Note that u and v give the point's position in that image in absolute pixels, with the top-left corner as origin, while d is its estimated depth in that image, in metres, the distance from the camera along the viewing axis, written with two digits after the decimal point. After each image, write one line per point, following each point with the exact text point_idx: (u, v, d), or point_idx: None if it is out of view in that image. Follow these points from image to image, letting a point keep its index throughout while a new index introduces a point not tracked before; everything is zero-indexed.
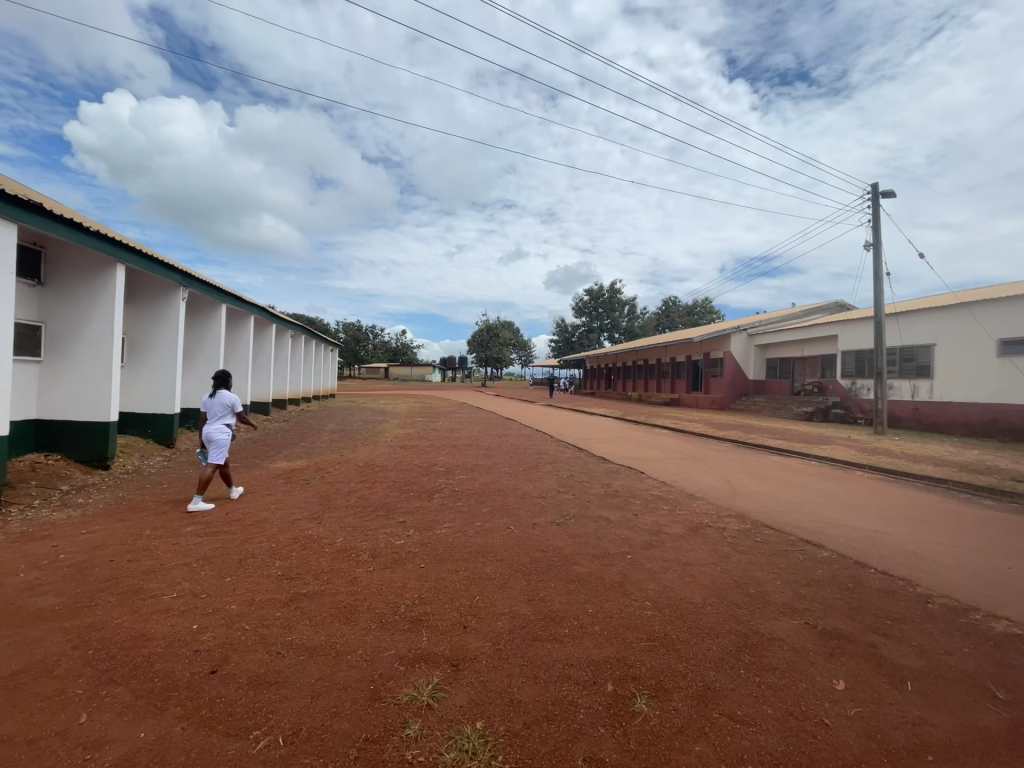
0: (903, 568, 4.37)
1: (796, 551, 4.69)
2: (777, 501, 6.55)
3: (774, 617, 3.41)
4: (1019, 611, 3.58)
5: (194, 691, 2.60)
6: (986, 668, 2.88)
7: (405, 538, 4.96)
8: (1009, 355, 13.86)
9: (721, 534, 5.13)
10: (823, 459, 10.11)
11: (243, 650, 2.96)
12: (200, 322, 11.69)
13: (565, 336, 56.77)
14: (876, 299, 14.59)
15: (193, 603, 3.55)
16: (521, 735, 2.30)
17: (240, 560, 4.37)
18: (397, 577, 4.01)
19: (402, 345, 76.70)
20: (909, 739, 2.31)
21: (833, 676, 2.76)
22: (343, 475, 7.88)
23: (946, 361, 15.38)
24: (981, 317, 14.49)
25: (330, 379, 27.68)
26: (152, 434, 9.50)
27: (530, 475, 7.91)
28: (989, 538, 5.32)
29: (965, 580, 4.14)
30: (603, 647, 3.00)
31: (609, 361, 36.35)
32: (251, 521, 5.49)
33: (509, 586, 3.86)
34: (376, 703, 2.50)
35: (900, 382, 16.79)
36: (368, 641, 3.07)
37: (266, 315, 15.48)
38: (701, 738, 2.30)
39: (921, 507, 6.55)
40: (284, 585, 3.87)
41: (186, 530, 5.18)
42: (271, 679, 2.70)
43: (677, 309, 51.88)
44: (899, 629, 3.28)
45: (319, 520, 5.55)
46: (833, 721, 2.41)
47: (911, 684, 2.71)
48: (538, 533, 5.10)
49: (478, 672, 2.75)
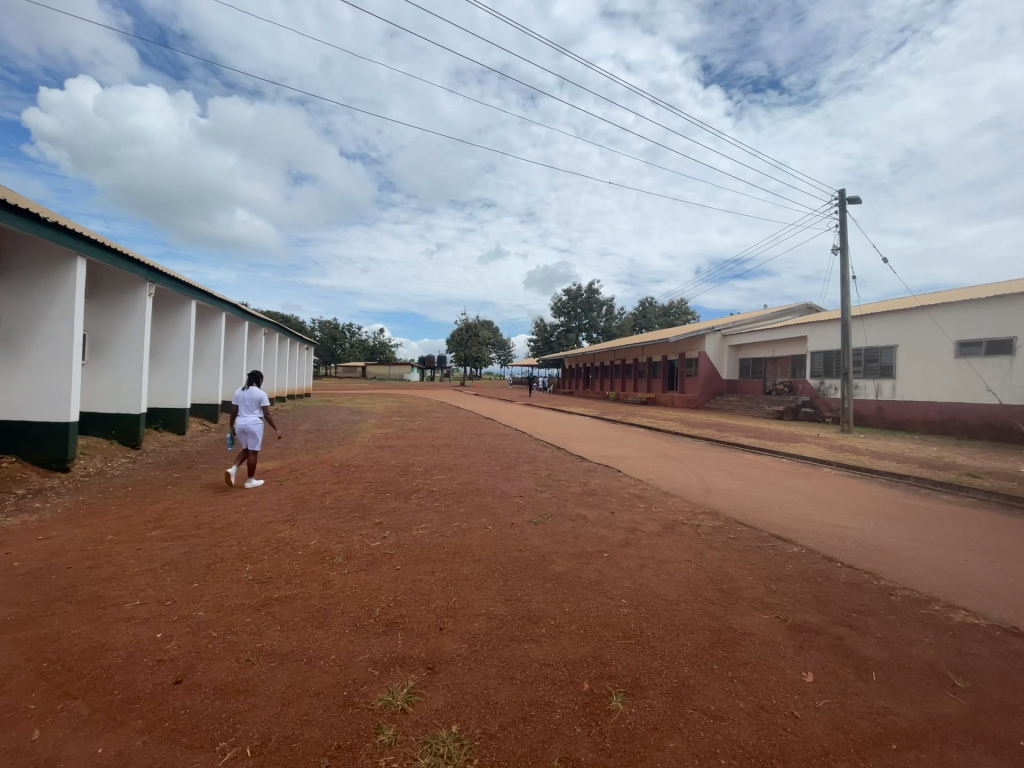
0: (869, 562, 4.51)
1: (768, 547, 4.80)
2: (750, 498, 6.70)
3: (747, 611, 3.49)
4: (974, 602, 3.75)
5: (157, 703, 2.49)
6: (946, 657, 2.99)
7: (381, 540, 4.88)
8: (965, 356, 14.51)
9: (696, 531, 5.22)
10: (793, 457, 10.36)
11: (210, 659, 2.86)
12: (167, 318, 11.27)
13: (544, 335, 56.97)
14: (843, 301, 15.07)
15: (158, 611, 3.41)
16: (497, 737, 2.28)
17: (208, 566, 4.21)
18: (373, 579, 3.95)
19: (380, 344, 75.71)
20: (874, 729, 2.38)
21: (802, 669, 2.83)
22: (319, 476, 7.73)
23: (908, 362, 16.02)
24: (940, 319, 15.16)
25: (305, 378, 27.12)
26: (116, 435, 9.13)
27: (508, 474, 7.89)
28: (947, 531, 5.57)
29: (925, 572, 4.29)
30: (580, 646, 3.00)
31: (587, 360, 36.65)
32: (220, 524, 5.31)
33: (486, 587, 3.83)
34: (349, 710, 2.44)
35: (865, 382, 17.42)
36: (343, 646, 3.00)
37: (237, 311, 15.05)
38: (675, 734, 2.32)
39: (885, 502, 6.80)
40: (255, 589, 3.76)
41: (152, 535, 4.98)
42: (239, 688, 2.61)
43: (654, 309, 52.63)
44: (865, 621, 3.38)
45: (292, 523, 5.41)
46: (803, 713, 2.46)
47: (876, 675, 2.80)
48: (515, 533, 5.07)
49: (454, 675, 2.72)
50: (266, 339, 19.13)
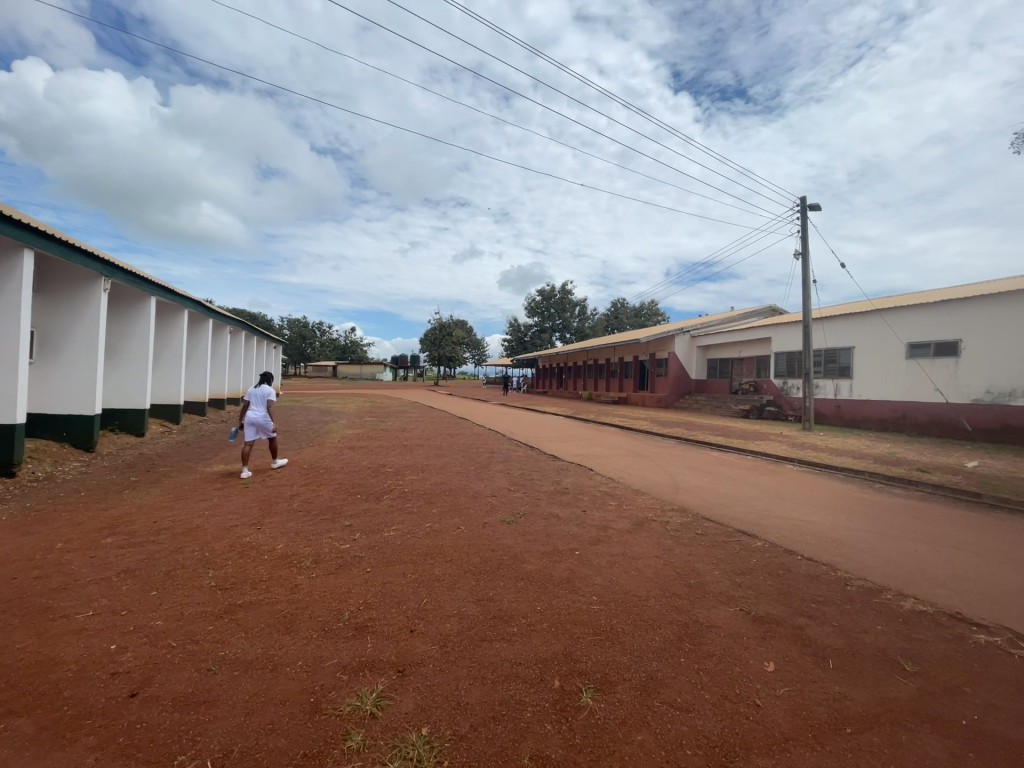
0: (827, 554, 4.71)
1: (733, 542, 4.95)
2: (716, 494, 6.90)
3: (712, 605, 3.58)
4: (922, 589, 3.97)
5: (111, 718, 2.37)
6: (897, 643, 3.15)
7: (351, 542, 4.79)
8: (916, 357, 15.30)
9: (665, 527, 5.34)
10: (757, 455, 10.70)
11: (168, 670, 2.74)
12: (125, 314, 10.77)
13: (518, 336, 57.11)
14: (805, 303, 15.65)
15: (112, 621, 3.25)
16: (467, 738, 2.27)
17: (168, 572, 4.05)
18: (342, 583, 3.86)
19: (351, 344, 74.28)
20: (831, 714, 2.48)
21: (764, 658, 2.93)
22: (286, 478, 7.53)
23: (864, 363, 16.79)
24: (893, 322, 15.96)
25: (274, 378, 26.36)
26: (68, 438, 8.66)
27: (480, 474, 7.87)
28: (898, 523, 5.87)
29: (881, 564, 4.48)
30: (551, 643, 3.03)
31: (560, 361, 36.93)
32: (181, 530, 5.09)
33: (458, 587, 3.82)
34: (316, 716, 2.39)
35: (825, 382, 18.17)
36: (309, 651, 2.93)
37: (202, 309, 14.52)
38: (643, 727, 2.36)
39: (841, 496, 7.11)
40: (218, 596, 3.63)
41: (106, 542, 4.74)
42: (199, 699, 2.51)
43: (626, 310, 53.46)
44: (822, 611, 3.53)
45: (258, 526, 5.25)
46: (764, 701, 2.55)
47: (832, 662, 2.92)
48: (487, 532, 5.06)
49: (424, 677, 2.69)
50: (231, 337, 18.53)
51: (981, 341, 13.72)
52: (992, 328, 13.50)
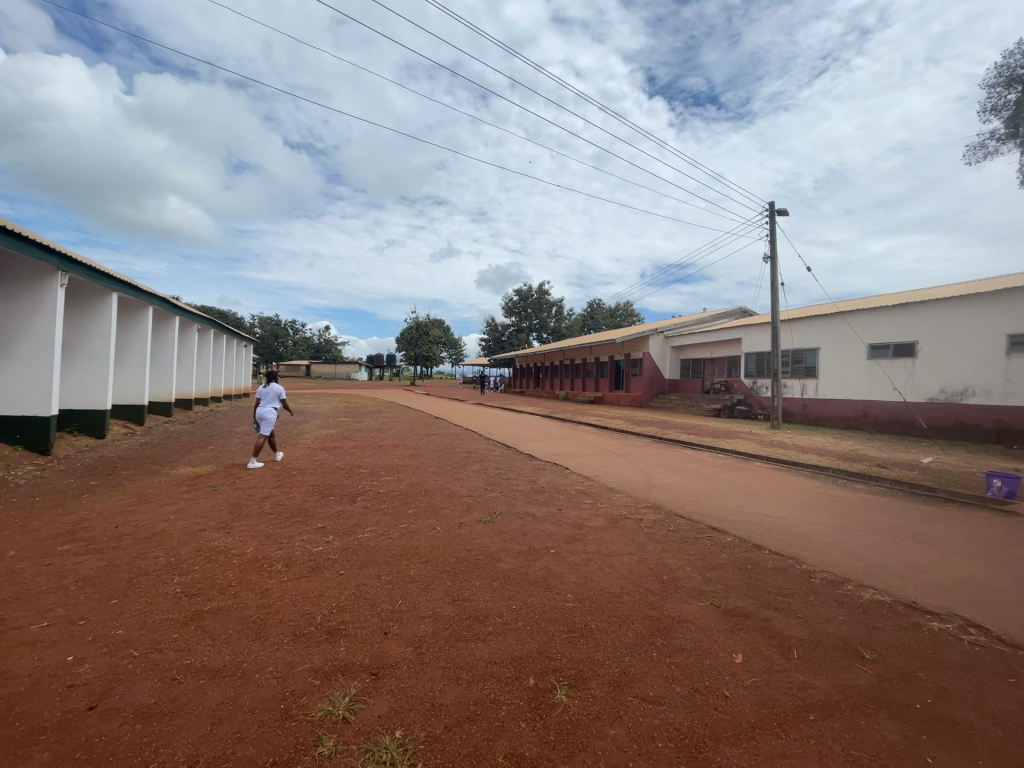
0: (792, 548, 4.87)
1: (704, 537, 5.07)
2: (688, 492, 7.05)
3: (684, 600, 3.66)
4: (880, 580, 4.13)
5: (67, 733, 2.27)
6: (857, 632, 3.28)
7: (324, 545, 4.70)
8: (877, 358, 15.94)
9: (638, 525, 5.43)
10: (727, 452, 10.98)
11: (130, 681, 2.63)
12: (84, 311, 10.31)
13: (496, 335, 57.09)
14: (773, 305, 16.12)
15: (69, 632, 3.10)
16: (441, 739, 2.26)
17: (130, 579, 3.89)
18: (314, 586, 3.79)
19: (324, 343, 72.86)
20: (795, 702, 2.57)
21: (733, 651, 3.01)
22: (257, 480, 7.34)
23: (829, 363, 17.41)
24: (855, 324, 16.58)
25: (244, 377, 25.64)
26: (22, 440, 8.25)
27: (457, 474, 7.84)
28: (860, 518, 6.10)
29: (842, 556, 4.66)
30: (526, 642, 3.04)
31: (537, 361, 37.11)
32: (146, 535, 4.91)
33: (434, 587, 3.79)
34: (286, 723, 2.34)
35: (792, 381, 18.78)
36: (281, 657, 2.86)
37: (167, 305, 14.01)
38: (616, 722, 2.40)
39: (807, 492, 7.36)
40: (183, 603, 3.50)
41: (63, 549, 4.52)
42: (162, 709, 2.43)
43: (602, 311, 54.00)
44: (788, 603, 3.64)
45: (227, 529, 5.10)
46: (732, 693, 2.62)
47: (796, 652, 3.03)
48: (463, 533, 5.03)
49: (399, 679, 2.67)
50: (199, 335, 17.97)
51: (935, 343, 14.40)
52: (947, 330, 14.16)
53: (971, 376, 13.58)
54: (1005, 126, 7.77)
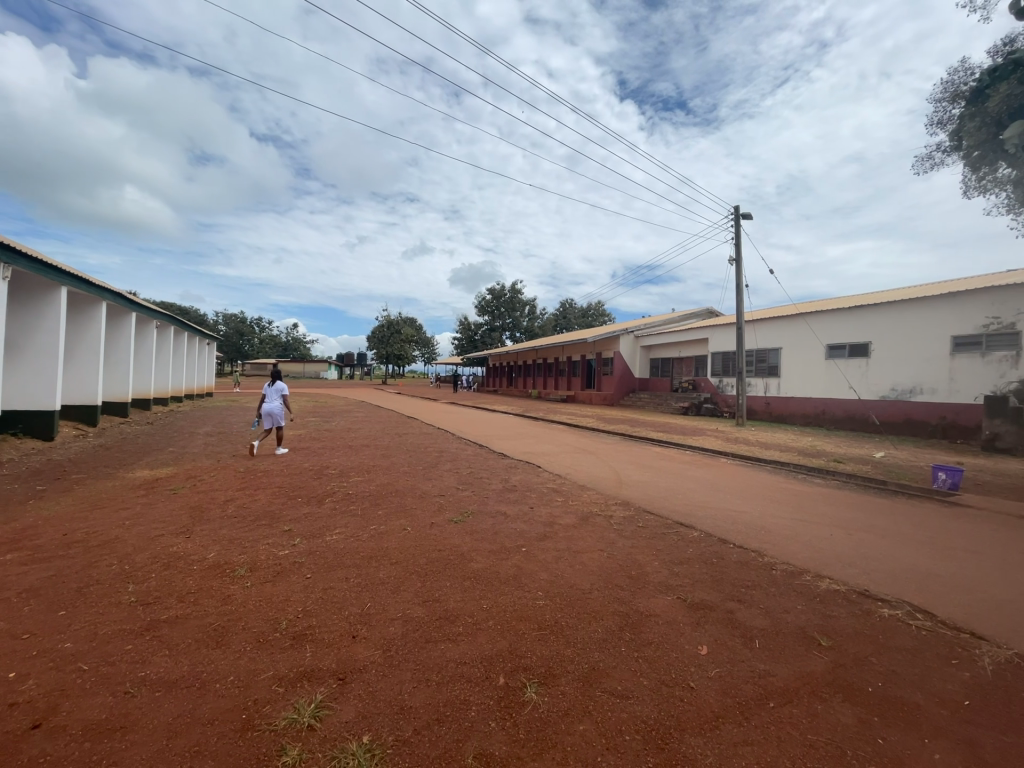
0: (753, 541, 5.04)
1: (671, 532, 5.20)
2: (657, 488, 7.20)
3: (652, 594, 3.73)
4: (834, 570, 4.33)
5: (7, 755, 2.12)
6: (815, 621, 3.42)
7: (289, 548, 4.57)
8: (835, 357, 16.62)
9: (608, 521, 5.52)
10: (694, 449, 11.27)
11: (79, 696, 2.49)
12: (30, 306, 9.72)
13: (468, 334, 56.78)
14: (738, 305, 16.60)
15: (11, 647, 2.91)
16: (410, 743, 2.23)
17: (80, 589, 3.69)
18: (280, 590, 3.69)
19: (292, 341, 70.98)
20: (756, 690, 2.66)
21: (698, 643, 3.09)
22: (221, 482, 7.09)
23: (790, 363, 18.09)
24: (815, 325, 17.25)
25: (206, 375, 24.72)
26: None
27: (428, 474, 7.77)
28: (818, 510, 6.36)
29: (800, 548, 4.86)
30: (496, 641, 3.04)
31: (510, 360, 37.12)
32: (97, 542, 4.65)
33: (403, 589, 3.74)
34: (248, 734, 2.26)
35: (756, 380, 19.44)
36: (242, 665, 2.76)
37: (122, 301, 13.35)
38: (585, 717, 2.42)
39: (768, 487, 7.63)
40: (137, 613, 3.34)
41: (5, 559, 4.23)
42: (114, 725, 2.30)
43: (574, 310, 54.44)
44: (750, 595, 3.76)
45: (187, 534, 4.90)
46: (698, 684, 2.68)
47: (758, 641, 3.13)
48: (434, 533, 4.98)
49: (367, 683, 2.61)
50: (158, 333, 17.22)
51: (887, 344, 15.14)
52: (898, 331, 14.89)
53: (919, 376, 14.35)
54: (950, 139, 8.22)
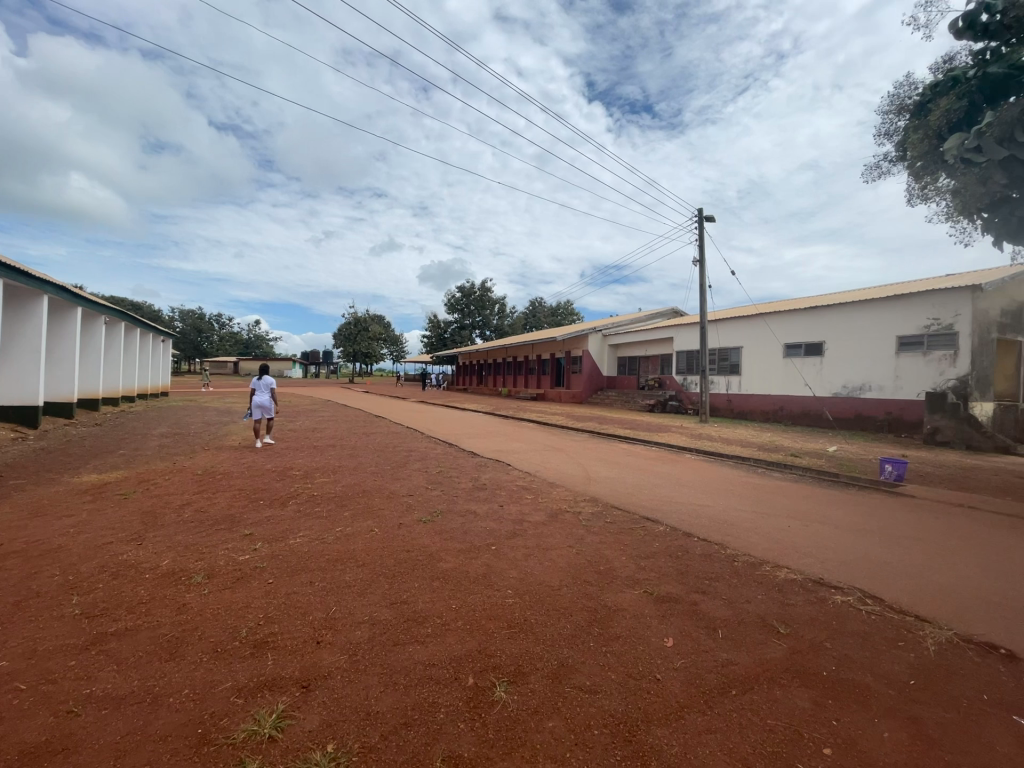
0: (716, 533, 5.20)
1: (638, 527, 5.30)
2: (625, 484, 7.33)
3: (620, 589, 3.78)
4: (793, 560, 4.51)
5: None
6: (773, 609, 3.55)
7: (250, 553, 4.40)
8: (792, 356, 17.33)
9: (578, 517, 5.58)
10: (660, 445, 11.53)
11: (16, 718, 2.32)
12: None
13: (438, 333, 56.19)
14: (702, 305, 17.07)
15: None
16: (377, 748, 2.18)
17: (17, 602, 3.43)
18: (240, 597, 3.54)
19: (254, 338, 68.52)
20: (719, 679, 2.73)
21: (664, 635, 3.16)
22: (176, 485, 6.74)
23: (751, 361, 18.77)
24: (774, 325, 17.93)
25: (162, 374, 23.57)
26: None
27: (396, 474, 7.65)
28: (777, 503, 6.62)
29: (759, 539, 5.05)
30: (465, 641, 3.01)
31: (480, 359, 37.00)
32: (38, 552, 4.34)
33: (370, 592, 3.66)
34: (203, 749, 2.16)
35: (718, 378, 20.06)
36: (198, 677, 2.64)
37: (67, 295, 12.53)
38: (553, 714, 2.43)
39: (730, 481, 7.89)
40: (82, 626, 3.13)
41: None
42: (55, 748, 2.15)
43: (544, 310, 54.63)
44: (713, 587, 3.87)
45: (139, 541, 4.64)
46: (664, 675, 2.74)
47: (721, 631, 3.22)
48: (403, 533, 4.90)
49: (332, 690, 2.54)
50: (108, 329, 16.29)
51: (839, 344, 15.90)
52: (850, 331, 15.65)
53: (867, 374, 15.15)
54: (896, 149, 8.65)
